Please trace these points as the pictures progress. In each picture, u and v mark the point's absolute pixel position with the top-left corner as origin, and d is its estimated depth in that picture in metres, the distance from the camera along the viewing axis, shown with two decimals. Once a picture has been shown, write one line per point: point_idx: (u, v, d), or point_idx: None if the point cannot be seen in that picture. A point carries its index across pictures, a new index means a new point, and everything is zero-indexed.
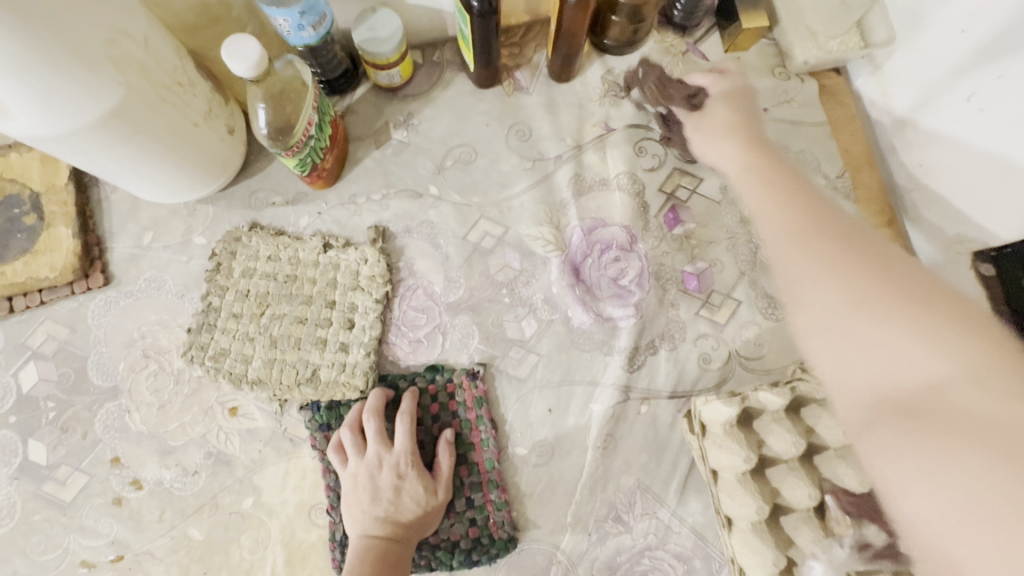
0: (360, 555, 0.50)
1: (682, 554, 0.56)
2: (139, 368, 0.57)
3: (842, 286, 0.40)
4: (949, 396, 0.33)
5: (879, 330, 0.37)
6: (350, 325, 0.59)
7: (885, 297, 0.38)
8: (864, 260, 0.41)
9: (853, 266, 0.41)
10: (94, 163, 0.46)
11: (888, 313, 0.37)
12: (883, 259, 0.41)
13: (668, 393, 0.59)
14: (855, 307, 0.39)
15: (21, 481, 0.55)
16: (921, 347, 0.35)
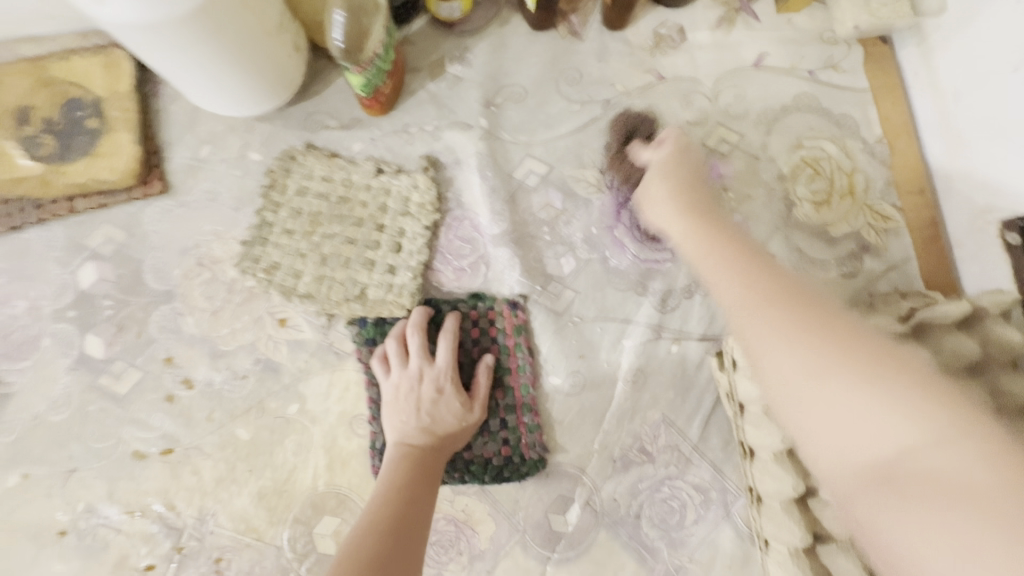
0: (401, 462, 0.52)
1: (700, 485, 0.60)
2: (194, 275, 0.59)
3: (794, 340, 0.38)
4: (936, 487, 0.30)
5: (837, 395, 0.35)
6: (398, 249, 0.61)
7: (812, 321, 0.39)
8: (824, 322, 0.38)
9: (793, 325, 0.39)
10: (175, 62, 0.48)
11: (857, 385, 0.34)
12: (816, 312, 0.39)
13: (699, 335, 0.62)
14: (903, 417, 0.32)
15: (78, 372, 0.57)
16: (954, 520, 0.29)
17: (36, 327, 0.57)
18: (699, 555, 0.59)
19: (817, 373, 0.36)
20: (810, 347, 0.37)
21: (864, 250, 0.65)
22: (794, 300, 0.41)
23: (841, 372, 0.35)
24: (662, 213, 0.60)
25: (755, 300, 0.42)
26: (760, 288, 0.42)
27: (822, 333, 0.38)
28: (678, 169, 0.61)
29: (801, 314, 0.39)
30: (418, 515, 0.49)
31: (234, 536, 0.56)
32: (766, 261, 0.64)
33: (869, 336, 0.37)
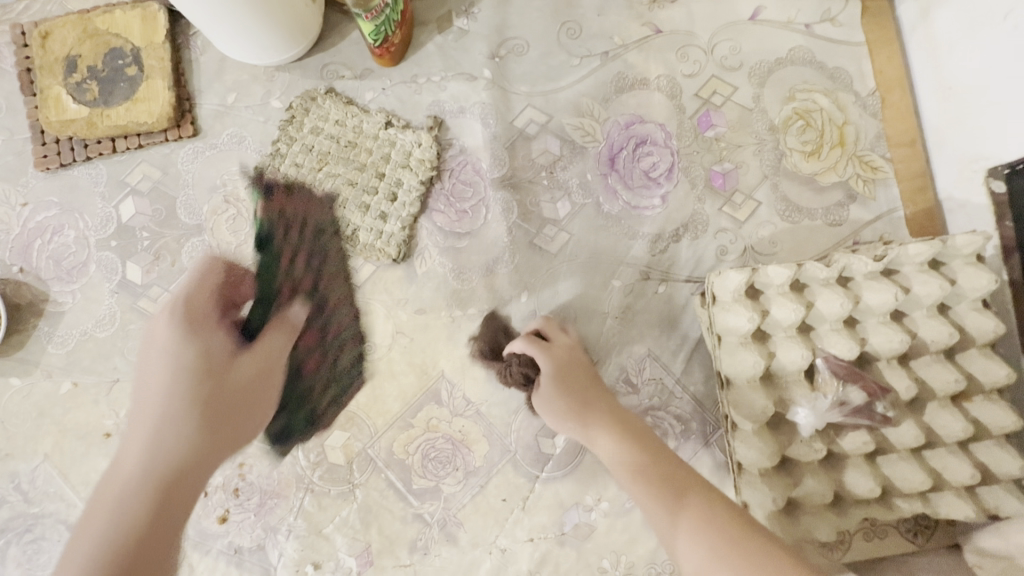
0: (106, 485, 0.37)
1: (681, 416, 0.64)
2: (221, 211, 0.65)
3: (677, 519, 0.48)
4: None
5: (688, 555, 0.46)
6: (393, 198, 0.65)
7: (665, 484, 0.50)
8: (676, 491, 0.50)
9: (653, 499, 0.50)
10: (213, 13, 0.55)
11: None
12: (662, 471, 0.51)
13: (685, 277, 0.66)
14: (704, 539, 0.45)
15: (120, 295, 0.64)
16: None
17: (84, 254, 0.64)
18: None
19: (666, 508, 0.49)
20: (665, 507, 0.49)
21: (851, 199, 0.67)
22: (660, 470, 0.52)
23: (679, 516, 0.48)
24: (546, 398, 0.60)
25: (639, 451, 0.54)
26: (624, 446, 0.54)
27: (660, 491, 0.50)
28: (569, 380, 0.59)
29: (653, 489, 0.50)
30: (170, 525, 0.37)
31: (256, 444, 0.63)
32: (754, 208, 0.67)
33: (699, 490, 0.49)
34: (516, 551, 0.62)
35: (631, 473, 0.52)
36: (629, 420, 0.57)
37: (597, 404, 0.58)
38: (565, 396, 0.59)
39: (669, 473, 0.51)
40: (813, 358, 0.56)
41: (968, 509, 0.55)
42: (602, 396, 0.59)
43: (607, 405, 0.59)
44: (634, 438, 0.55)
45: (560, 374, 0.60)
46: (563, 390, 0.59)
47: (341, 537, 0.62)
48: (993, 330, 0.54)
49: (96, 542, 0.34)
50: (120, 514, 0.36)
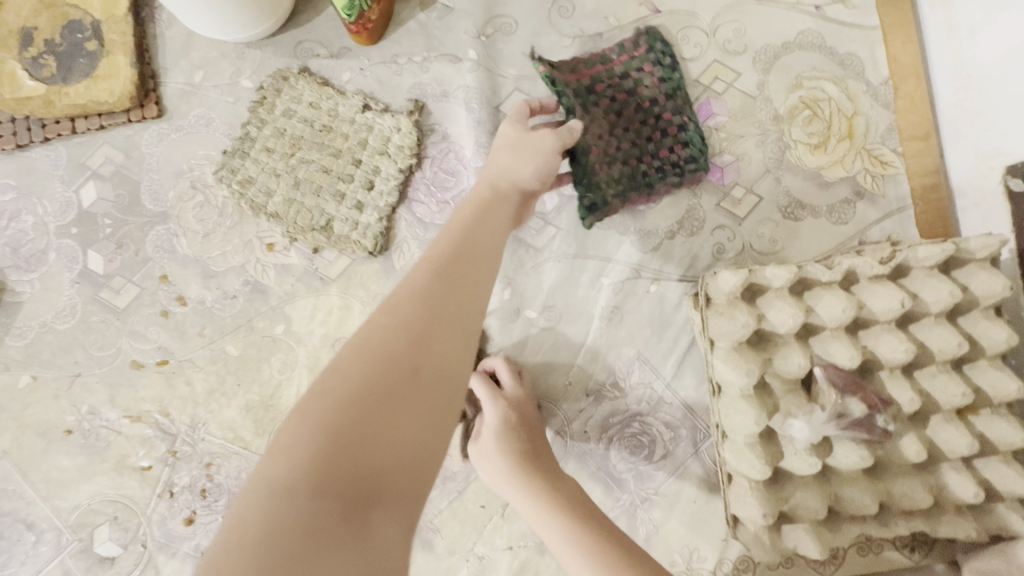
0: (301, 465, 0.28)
1: (670, 423, 0.61)
2: (188, 198, 0.62)
3: (574, 541, 0.50)
4: None
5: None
6: (370, 187, 0.62)
7: (544, 494, 0.53)
8: (557, 505, 0.52)
9: (544, 499, 0.53)
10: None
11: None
12: (582, 525, 0.51)
13: (678, 276, 0.62)
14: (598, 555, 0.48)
15: (81, 285, 0.61)
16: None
17: (43, 241, 0.61)
18: (664, 488, 0.60)
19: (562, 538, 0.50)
20: (553, 518, 0.52)
21: (858, 196, 0.63)
22: (547, 476, 0.55)
23: (568, 539, 0.50)
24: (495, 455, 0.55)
25: (524, 467, 0.55)
26: (503, 458, 0.55)
27: (542, 492, 0.53)
28: (520, 450, 0.55)
29: (541, 492, 0.53)
30: (360, 479, 0.28)
31: (224, 444, 0.60)
32: (754, 204, 0.63)
33: (578, 507, 0.52)
34: (494, 560, 0.60)
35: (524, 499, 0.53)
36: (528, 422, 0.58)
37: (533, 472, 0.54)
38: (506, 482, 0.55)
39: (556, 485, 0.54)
40: (811, 367, 0.52)
41: (970, 528, 0.52)
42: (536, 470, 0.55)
43: (549, 477, 0.54)
44: (519, 456, 0.55)
45: (508, 426, 0.57)
46: (500, 441, 0.56)
47: None
48: (1005, 341, 0.51)
49: (265, 514, 0.27)
50: (276, 502, 0.27)
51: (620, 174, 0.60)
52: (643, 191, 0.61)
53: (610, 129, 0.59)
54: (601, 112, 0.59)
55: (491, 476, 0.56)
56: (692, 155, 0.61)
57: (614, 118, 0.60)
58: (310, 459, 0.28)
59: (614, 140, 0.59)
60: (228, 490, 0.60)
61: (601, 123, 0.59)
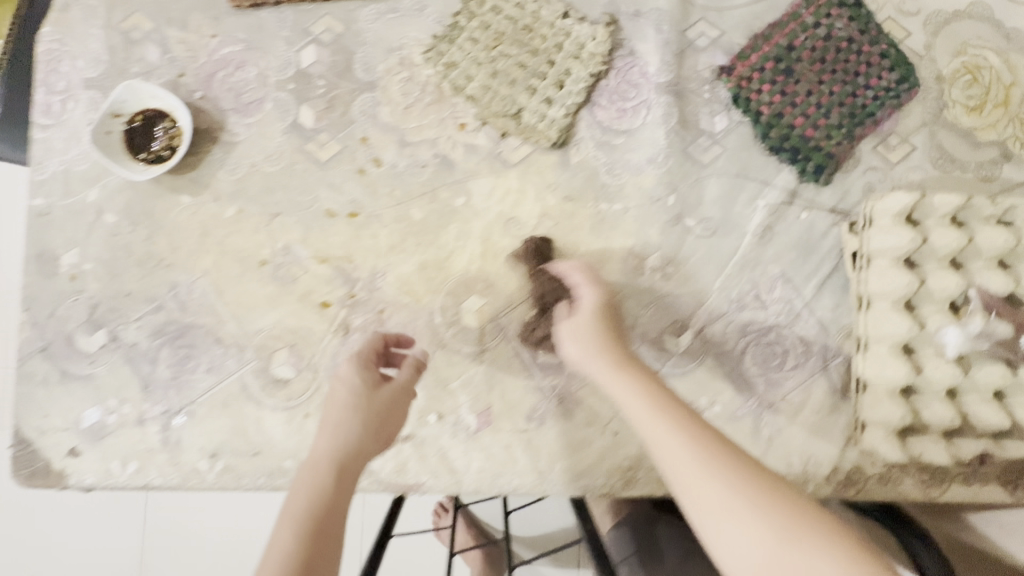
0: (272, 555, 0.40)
1: (804, 338, 0.66)
2: (395, 72, 0.68)
3: (708, 466, 0.44)
4: (779, 547, 0.39)
5: (733, 531, 0.41)
6: (560, 86, 0.68)
7: (708, 441, 0.46)
8: (693, 425, 0.47)
9: (704, 428, 0.47)
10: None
11: (826, 544, 0.39)
12: (724, 458, 0.45)
13: (829, 207, 0.67)
14: (731, 497, 0.42)
15: (291, 135, 0.67)
16: (790, 536, 0.40)
17: (263, 91, 0.68)
18: (791, 397, 0.66)
19: (698, 458, 0.44)
20: (693, 447, 0.45)
21: (1006, 159, 0.67)
22: (676, 412, 0.48)
23: (690, 444, 0.45)
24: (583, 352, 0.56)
25: (657, 401, 0.49)
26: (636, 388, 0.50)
27: (718, 438, 0.46)
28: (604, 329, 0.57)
29: (695, 425, 0.47)
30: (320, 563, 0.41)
31: (397, 296, 0.67)
32: (908, 152, 0.67)
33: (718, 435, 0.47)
34: (627, 436, 0.65)
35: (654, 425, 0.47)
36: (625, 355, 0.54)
37: (621, 357, 0.54)
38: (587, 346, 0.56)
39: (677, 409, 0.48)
40: (967, 290, 0.57)
41: None
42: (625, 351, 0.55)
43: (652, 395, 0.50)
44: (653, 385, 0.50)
45: (596, 310, 0.59)
46: (587, 317, 0.58)
47: (466, 395, 0.66)
48: None
49: None
50: None
51: (840, 119, 0.67)
52: (868, 122, 0.67)
53: (818, 80, 0.67)
54: (805, 66, 0.68)
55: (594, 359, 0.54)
56: (899, 80, 0.67)
57: (819, 68, 0.68)
58: (288, 549, 0.41)
59: (825, 87, 0.67)
60: None
61: (807, 78, 0.67)
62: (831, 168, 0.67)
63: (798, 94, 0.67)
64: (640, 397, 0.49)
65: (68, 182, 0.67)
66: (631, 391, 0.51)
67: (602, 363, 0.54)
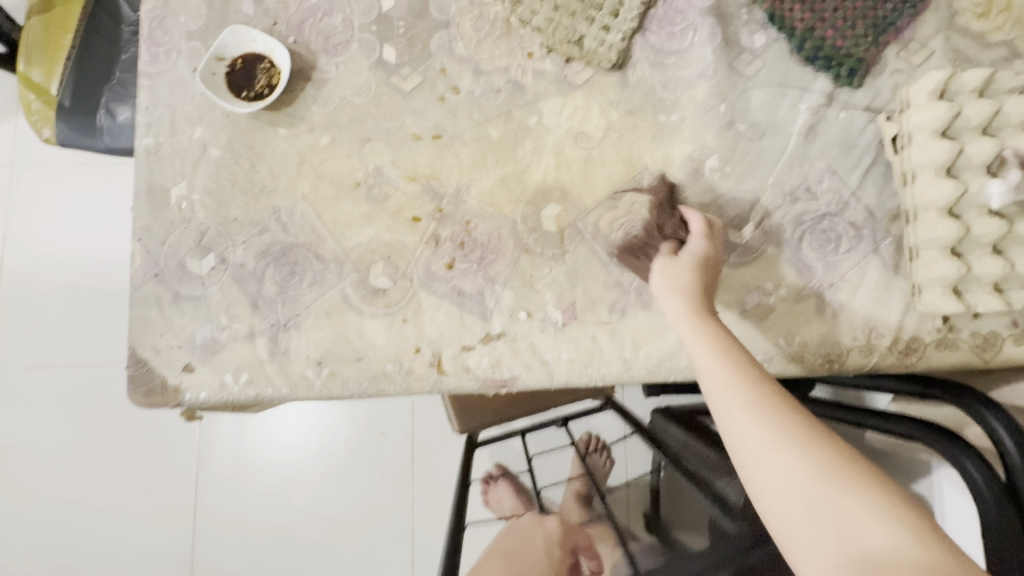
0: None
1: (855, 223, 0.72)
2: (466, 11, 0.76)
3: (808, 457, 0.45)
4: (905, 563, 0.38)
5: (859, 522, 0.41)
6: (616, 15, 0.76)
7: (792, 429, 0.47)
8: (799, 422, 0.48)
9: (784, 419, 0.48)
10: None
11: (852, 488, 0.43)
12: (839, 451, 0.46)
13: (864, 107, 0.75)
14: (837, 487, 0.43)
15: (376, 70, 0.74)
16: (917, 527, 0.40)
17: (349, 33, 0.75)
18: (849, 276, 0.71)
19: (814, 473, 0.44)
20: (787, 443, 0.46)
21: (1014, 56, 0.76)
22: (793, 412, 0.48)
23: (801, 446, 0.46)
24: (680, 315, 0.59)
25: (779, 409, 0.48)
26: (744, 387, 0.50)
27: (816, 429, 0.47)
28: (702, 272, 0.62)
29: (792, 420, 0.48)
30: None
31: (481, 207, 0.73)
32: (928, 56, 0.76)
33: (809, 419, 0.48)
34: None
35: (750, 435, 0.48)
36: (734, 346, 0.54)
37: (702, 308, 0.59)
38: (688, 301, 0.59)
39: (805, 416, 0.49)
40: (1002, 150, 0.64)
41: None
42: (711, 328, 0.56)
43: (795, 406, 0.49)
44: (761, 380, 0.51)
45: (703, 260, 0.63)
46: (672, 275, 0.62)
47: (551, 293, 0.71)
48: None
49: None
50: None
51: (865, 29, 0.75)
52: (890, 30, 0.75)
53: None
54: None
55: (693, 337, 0.56)
56: None
57: None
58: None
59: (850, 3, 0.76)
60: (482, 244, 0.72)
61: None
62: (862, 72, 0.75)
63: (826, 10, 0.76)
64: (742, 390, 0.50)
65: (174, 122, 0.73)
66: (753, 393, 0.50)
67: (701, 348, 0.55)
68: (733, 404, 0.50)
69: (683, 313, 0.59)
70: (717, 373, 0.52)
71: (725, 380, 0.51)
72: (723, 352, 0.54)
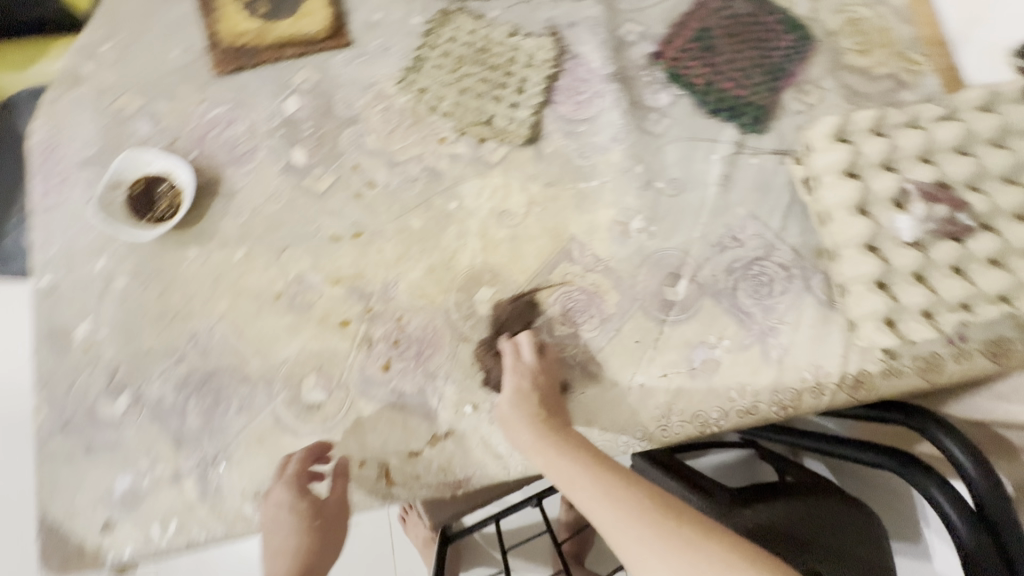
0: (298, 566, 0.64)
1: (784, 264, 0.73)
2: (373, 105, 0.75)
3: (660, 545, 0.50)
4: None
5: None
6: (522, 92, 0.77)
7: (650, 516, 0.52)
8: (645, 507, 0.53)
9: (636, 511, 0.52)
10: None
11: (702, 558, 0.48)
12: (692, 524, 0.51)
13: (772, 150, 0.77)
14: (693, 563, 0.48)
15: (286, 174, 0.72)
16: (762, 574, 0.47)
17: (254, 141, 0.73)
18: (788, 317, 0.71)
19: (669, 555, 0.49)
20: (644, 537, 0.50)
21: (900, 86, 0.80)
22: (635, 498, 0.53)
23: (653, 531, 0.51)
24: (524, 436, 0.61)
25: (621, 499, 0.53)
26: (593, 489, 0.55)
27: (660, 507, 0.53)
28: (536, 399, 0.64)
29: (637, 508, 0.52)
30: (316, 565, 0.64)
31: (412, 300, 0.70)
32: (823, 94, 0.79)
33: (653, 497, 0.54)
34: (652, 386, 0.69)
35: (619, 539, 0.52)
36: (575, 445, 0.59)
37: (547, 427, 0.61)
38: (529, 423, 0.62)
39: (647, 493, 0.54)
40: (904, 185, 0.67)
41: None
42: (567, 443, 0.59)
43: (633, 481, 0.55)
44: (602, 472, 0.56)
45: (524, 391, 0.64)
46: (514, 409, 0.63)
47: (495, 380, 0.68)
48: None
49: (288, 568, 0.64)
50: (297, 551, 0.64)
51: (760, 78, 0.79)
52: (783, 76, 0.79)
53: (735, 50, 0.79)
54: (721, 41, 0.80)
55: (540, 460, 0.59)
56: (799, 40, 0.80)
57: (733, 41, 0.80)
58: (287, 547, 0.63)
59: (742, 55, 0.79)
60: (417, 339, 0.69)
61: (725, 50, 0.79)
62: (765, 118, 0.78)
63: (721, 64, 0.79)
64: (594, 489, 0.55)
65: (73, 256, 0.69)
66: (602, 490, 0.55)
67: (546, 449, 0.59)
68: (598, 507, 0.54)
69: (529, 430, 0.61)
70: (595, 496, 0.54)
71: (580, 488, 0.56)
72: (566, 458, 0.58)
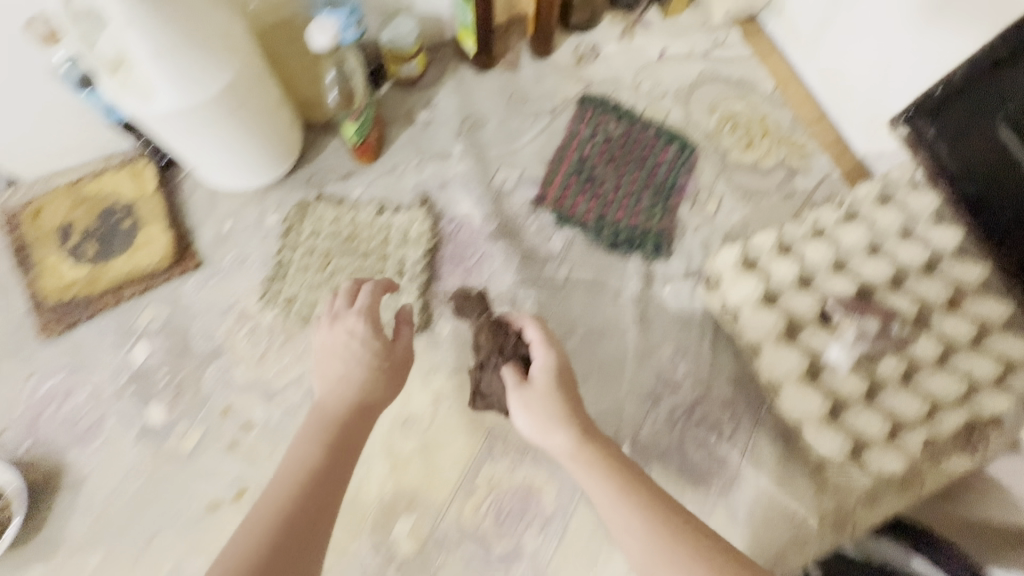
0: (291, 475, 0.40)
1: (726, 401, 0.66)
2: (236, 330, 0.66)
3: None
4: None
5: None
6: (402, 274, 0.69)
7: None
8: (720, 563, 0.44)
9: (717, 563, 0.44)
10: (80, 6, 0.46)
11: None
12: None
13: (683, 274, 0.71)
14: None
15: (145, 441, 0.61)
16: None
17: (101, 408, 0.62)
18: (746, 464, 0.64)
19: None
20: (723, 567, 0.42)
21: (793, 174, 0.77)
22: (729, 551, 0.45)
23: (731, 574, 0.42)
24: (575, 457, 0.51)
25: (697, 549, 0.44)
26: (689, 547, 0.45)
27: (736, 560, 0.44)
28: (609, 459, 0.51)
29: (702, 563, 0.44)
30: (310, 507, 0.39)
31: None
32: (719, 201, 0.75)
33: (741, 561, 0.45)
34: None
35: None
36: (659, 490, 0.50)
37: (592, 432, 0.52)
38: (593, 456, 0.51)
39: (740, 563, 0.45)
40: (824, 304, 0.61)
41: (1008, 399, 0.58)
42: (647, 499, 0.48)
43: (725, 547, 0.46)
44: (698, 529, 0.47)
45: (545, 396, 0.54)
46: (546, 415, 0.53)
47: None
48: (954, 239, 0.62)
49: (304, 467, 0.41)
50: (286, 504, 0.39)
51: (650, 200, 0.74)
52: (674, 192, 0.75)
53: (617, 177, 0.75)
54: (602, 170, 0.75)
55: (630, 519, 0.47)
56: (680, 152, 0.77)
57: (614, 167, 0.75)
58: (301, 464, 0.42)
59: (626, 180, 0.75)
60: None
61: (608, 179, 0.75)
62: (666, 243, 0.72)
63: (607, 195, 0.74)
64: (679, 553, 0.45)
65: None
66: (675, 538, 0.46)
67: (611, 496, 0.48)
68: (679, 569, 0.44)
69: (588, 461, 0.51)
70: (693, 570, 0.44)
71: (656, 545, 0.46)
72: (637, 508, 0.48)
